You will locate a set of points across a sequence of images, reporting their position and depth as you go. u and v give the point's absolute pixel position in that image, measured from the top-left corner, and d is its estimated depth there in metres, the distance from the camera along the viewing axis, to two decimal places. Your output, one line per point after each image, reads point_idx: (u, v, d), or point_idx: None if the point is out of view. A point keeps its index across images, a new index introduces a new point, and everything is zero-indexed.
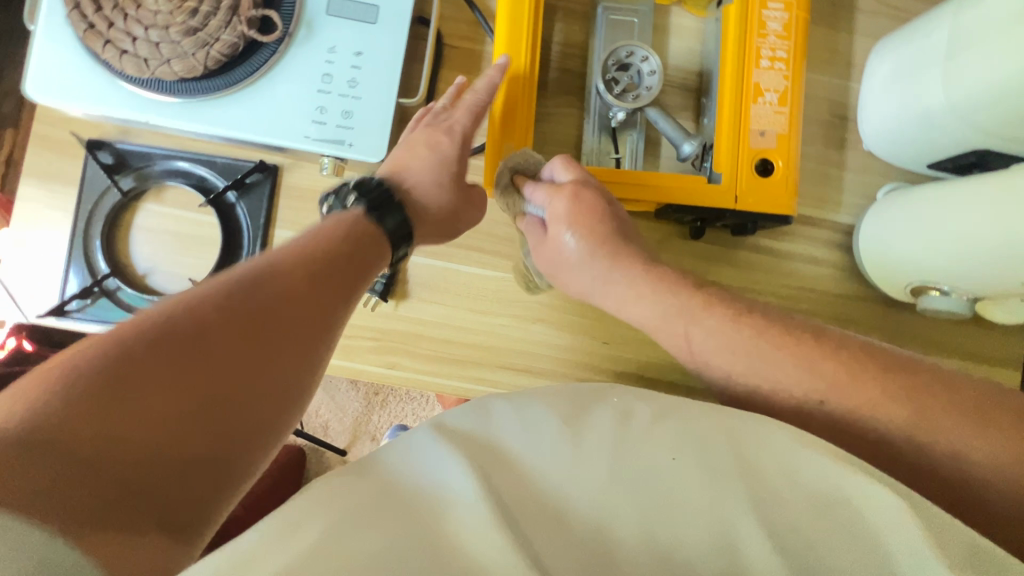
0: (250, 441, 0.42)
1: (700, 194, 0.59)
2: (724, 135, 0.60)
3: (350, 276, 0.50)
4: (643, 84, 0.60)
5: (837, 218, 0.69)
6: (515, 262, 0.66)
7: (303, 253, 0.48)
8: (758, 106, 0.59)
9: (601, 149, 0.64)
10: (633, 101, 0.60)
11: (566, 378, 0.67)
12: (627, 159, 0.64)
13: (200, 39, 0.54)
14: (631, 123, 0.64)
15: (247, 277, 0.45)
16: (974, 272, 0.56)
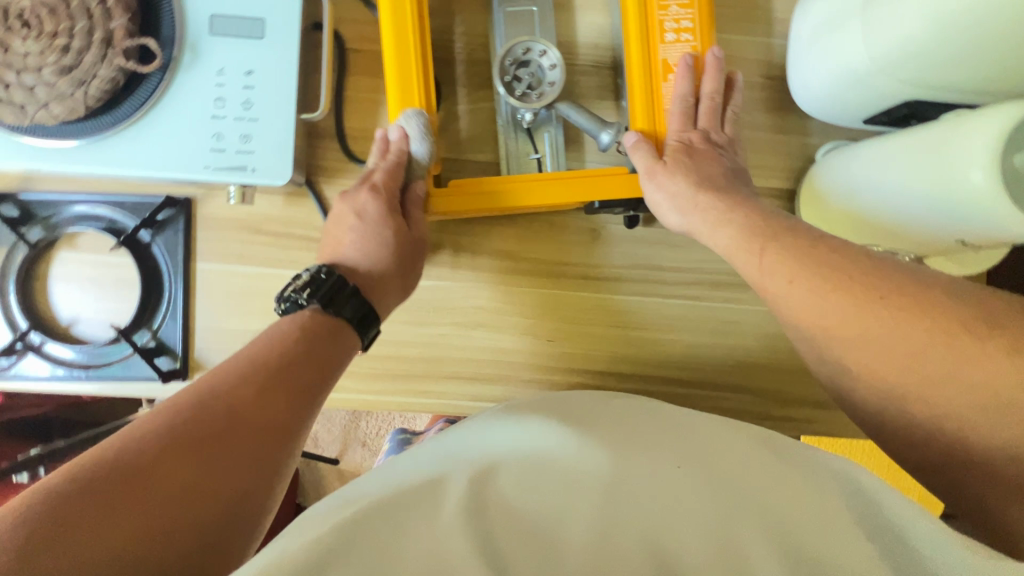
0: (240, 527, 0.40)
1: (621, 187, 0.57)
2: (639, 119, 0.58)
3: (330, 348, 0.50)
4: (546, 80, 0.58)
5: (778, 185, 0.66)
6: (448, 269, 0.64)
7: (270, 346, 0.47)
8: (667, 85, 0.57)
9: (519, 150, 0.61)
10: (539, 100, 0.58)
11: (515, 380, 0.65)
12: (548, 157, 0.62)
13: (76, 77, 0.51)
14: (547, 118, 0.61)
15: (204, 400, 0.42)
16: (914, 233, 0.54)
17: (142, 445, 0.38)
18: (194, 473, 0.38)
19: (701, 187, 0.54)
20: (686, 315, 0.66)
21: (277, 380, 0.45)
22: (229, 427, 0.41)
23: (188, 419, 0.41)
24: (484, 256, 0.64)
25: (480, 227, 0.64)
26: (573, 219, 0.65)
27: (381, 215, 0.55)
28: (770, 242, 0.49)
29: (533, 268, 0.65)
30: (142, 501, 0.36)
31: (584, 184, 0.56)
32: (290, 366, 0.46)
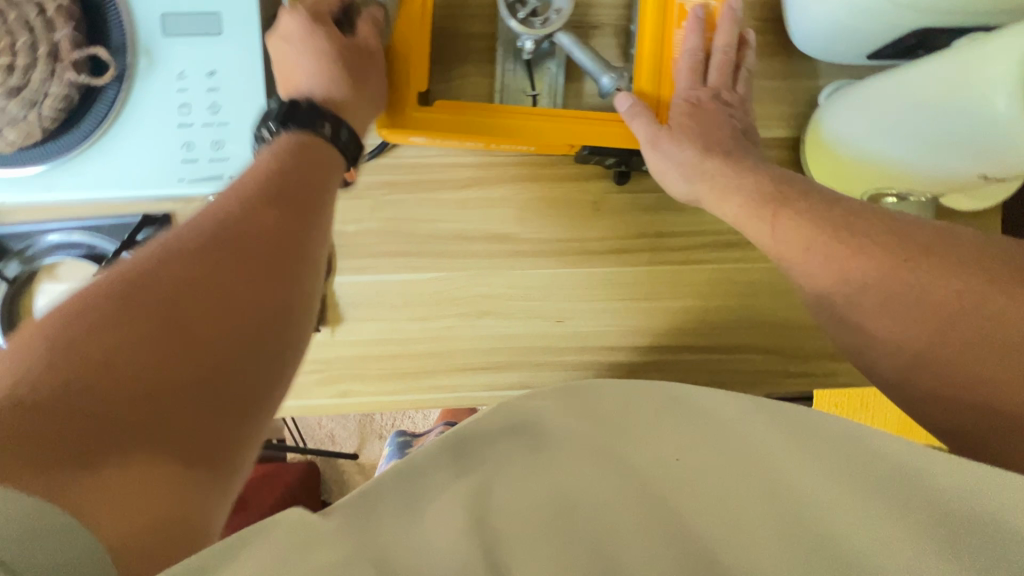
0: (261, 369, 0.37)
1: (610, 136, 0.54)
2: (646, 69, 0.53)
3: (309, 191, 0.43)
4: (552, 6, 0.53)
5: (781, 134, 0.63)
6: (446, 259, 0.62)
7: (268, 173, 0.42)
8: (682, 33, 0.52)
9: (514, 84, 0.58)
10: (543, 27, 0.52)
11: (527, 365, 0.64)
12: (544, 97, 0.59)
13: (27, 98, 0.47)
14: (547, 54, 0.58)
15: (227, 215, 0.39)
16: (932, 171, 0.51)
17: (175, 273, 0.36)
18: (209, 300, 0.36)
19: (708, 153, 0.51)
20: (696, 280, 0.64)
21: (251, 258, 0.38)
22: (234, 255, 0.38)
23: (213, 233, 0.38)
24: (483, 241, 0.62)
25: (474, 212, 0.62)
26: (571, 192, 0.62)
27: (309, 22, 0.49)
28: (782, 207, 0.46)
29: (534, 249, 0.62)
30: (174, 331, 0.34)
31: (569, 135, 0.53)
32: (260, 193, 0.41)
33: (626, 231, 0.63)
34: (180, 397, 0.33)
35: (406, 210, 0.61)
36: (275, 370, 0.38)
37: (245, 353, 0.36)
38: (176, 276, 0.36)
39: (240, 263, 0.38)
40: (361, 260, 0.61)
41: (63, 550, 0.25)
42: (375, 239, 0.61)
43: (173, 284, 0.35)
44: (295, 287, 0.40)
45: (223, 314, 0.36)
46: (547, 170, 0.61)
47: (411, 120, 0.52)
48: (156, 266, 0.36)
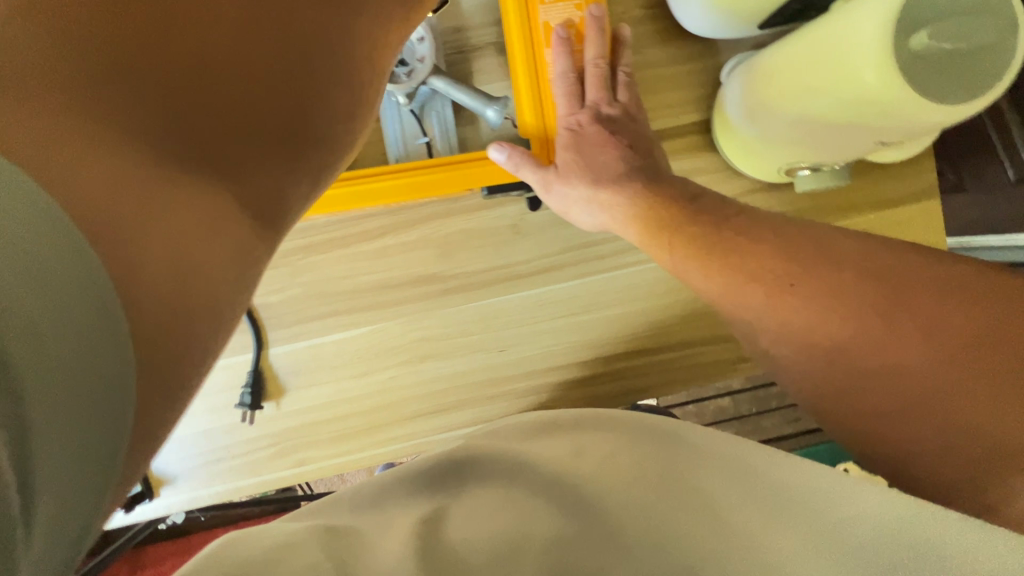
0: (322, 80, 0.38)
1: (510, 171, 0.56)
2: (527, 96, 0.56)
3: None
4: (415, 56, 0.53)
5: (691, 119, 0.61)
6: (376, 311, 0.61)
7: None
8: (551, 54, 0.54)
9: (407, 134, 0.57)
10: (410, 78, 0.53)
11: (480, 400, 0.63)
12: (438, 140, 0.58)
13: None
14: (430, 97, 0.57)
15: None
16: (834, 144, 0.49)
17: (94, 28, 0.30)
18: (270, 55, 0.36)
19: (600, 184, 0.54)
20: (633, 283, 0.62)
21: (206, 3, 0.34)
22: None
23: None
24: (410, 287, 0.61)
25: (394, 259, 0.60)
26: (488, 221, 0.60)
27: None
28: (675, 231, 0.50)
29: (462, 284, 0.61)
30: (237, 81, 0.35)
31: (469, 177, 0.55)
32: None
33: (551, 248, 0.61)
34: (180, 165, 0.30)
35: (325, 271, 0.60)
36: (327, 51, 0.39)
37: (260, 132, 0.35)
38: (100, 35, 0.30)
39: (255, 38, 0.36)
40: (290, 329, 0.60)
41: (104, 424, 0.21)
42: (301, 305, 0.60)
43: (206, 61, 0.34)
44: (322, 103, 0.38)
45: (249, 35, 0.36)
46: (459, 203, 0.60)
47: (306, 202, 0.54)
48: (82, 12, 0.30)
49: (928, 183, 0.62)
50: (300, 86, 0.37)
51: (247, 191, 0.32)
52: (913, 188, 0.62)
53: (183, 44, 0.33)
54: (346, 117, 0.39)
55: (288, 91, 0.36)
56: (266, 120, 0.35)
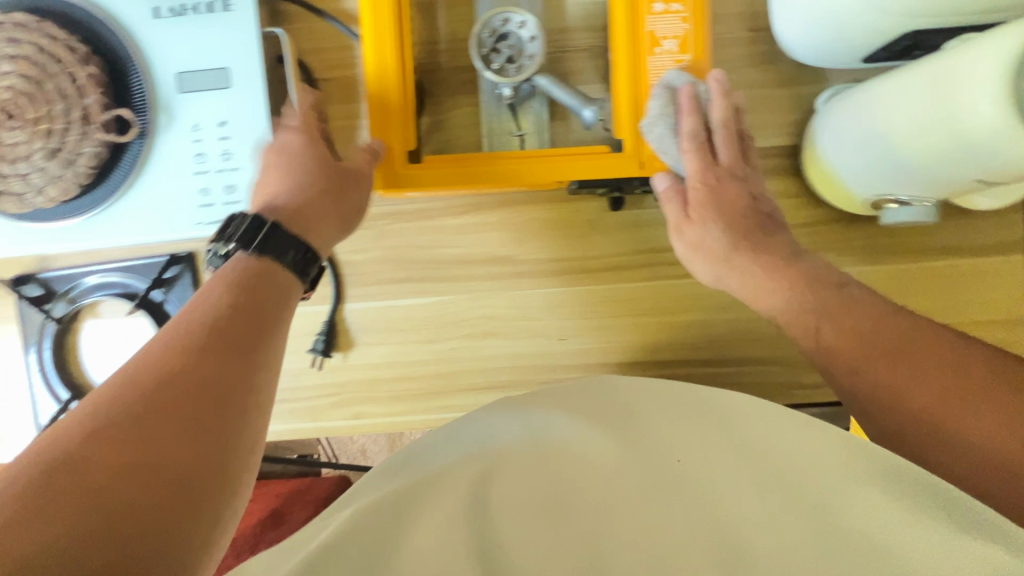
0: (217, 474, 0.35)
1: (603, 166, 0.55)
2: (623, 98, 0.55)
3: (246, 328, 0.41)
4: (525, 53, 0.56)
5: (780, 142, 0.62)
6: (449, 283, 0.64)
7: (200, 323, 0.40)
8: (654, 58, 0.54)
9: (502, 127, 0.60)
10: (517, 74, 0.56)
11: (534, 384, 0.65)
12: (531, 135, 0.60)
13: (65, 158, 0.53)
14: (530, 95, 0.60)
15: (117, 386, 0.36)
16: (926, 179, 0.50)
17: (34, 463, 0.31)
18: (172, 435, 0.35)
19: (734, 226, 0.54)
20: (699, 293, 0.63)
21: (150, 424, 0.34)
22: (146, 412, 0.35)
23: (118, 393, 0.35)
24: (485, 264, 0.64)
25: (475, 236, 0.63)
26: (568, 213, 0.63)
27: None
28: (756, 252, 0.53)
29: (533, 269, 0.64)
30: (127, 516, 0.31)
31: (561, 167, 0.55)
32: (179, 339, 0.39)
33: (624, 246, 0.63)
34: None
35: (408, 238, 0.63)
36: (225, 439, 0.37)
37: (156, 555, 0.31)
38: (13, 515, 0.29)
39: (173, 415, 0.35)
40: (369, 288, 0.64)
41: None
42: (380, 267, 0.64)
43: (107, 501, 0.31)
44: (228, 453, 0.37)
45: (171, 452, 0.34)
46: (544, 192, 0.63)
47: (401, 178, 0.56)
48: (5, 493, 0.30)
49: (1014, 237, 0.61)
50: (211, 478, 0.35)
51: None
52: (998, 240, 0.61)
53: (104, 461, 0.32)
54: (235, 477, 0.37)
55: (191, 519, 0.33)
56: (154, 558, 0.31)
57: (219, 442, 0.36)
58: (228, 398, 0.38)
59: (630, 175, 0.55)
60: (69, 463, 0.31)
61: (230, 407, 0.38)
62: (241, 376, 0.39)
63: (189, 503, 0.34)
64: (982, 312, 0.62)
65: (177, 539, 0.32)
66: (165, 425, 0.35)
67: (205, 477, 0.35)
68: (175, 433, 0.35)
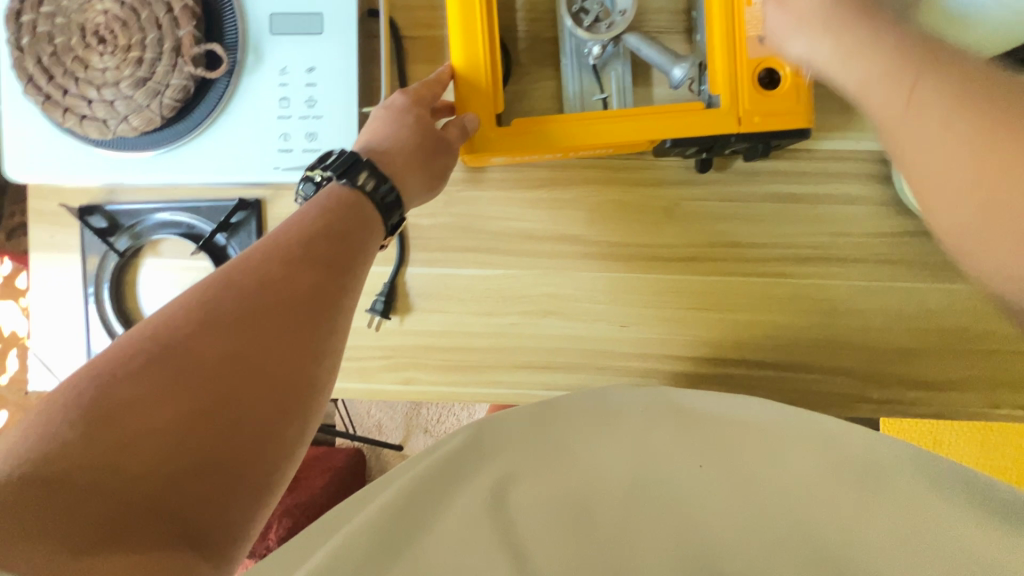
0: (293, 385, 0.39)
1: (700, 121, 0.53)
2: (719, 52, 0.53)
3: (334, 253, 0.44)
4: (616, 10, 0.56)
5: (871, 146, 0.60)
6: (514, 257, 0.63)
7: (287, 243, 0.43)
8: (752, 9, 0.51)
9: (585, 91, 0.59)
10: (608, 30, 0.56)
11: (589, 368, 0.63)
12: (615, 97, 0.59)
13: (151, 88, 0.52)
14: (614, 56, 0.59)
15: (212, 290, 0.39)
16: None
17: (145, 345, 0.36)
18: (257, 342, 0.38)
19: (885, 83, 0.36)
20: (769, 293, 0.62)
21: (240, 328, 0.38)
22: (241, 318, 0.38)
23: (213, 295, 0.39)
24: (553, 242, 0.62)
25: (545, 212, 0.62)
26: (643, 198, 0.62)
27: None
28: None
29: (601, 252, 0.62)
30: (219, 404, 0.35)
31: (656, 120, 0.52)
32: (271, 256, 0.42)
33: (697, 238, 0.62)
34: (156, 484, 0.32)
35: (478, 207, 0.62)
36: (303, 353, 0.40)
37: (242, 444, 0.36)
38: (133, 384, 0.34)
39: (260, 324, 0.39)
40: (433, 254, 0.63)
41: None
42: (446, 234, 0.63)
43: (202, 387, 0.35)
44: (305, 369, 0.39)
45: (256, 358, 0.38)
46: (621, 174, 0.61)
47: (491, 143, 0.53)
48: (125, 365, 0.35)
49: None
50: (288, 387, 0.38)
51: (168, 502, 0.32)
52: None
53: (199, 354, 0.36)
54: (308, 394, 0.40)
55: (272, 420, 0.37)
56: (241, 445, 0.35)
57: (298, 356, 0.39)
58: (309, 317, 0.41)
59: (729, 132, 0.53)
60: (175, 359, 0.35)
61: (307, 327, 0.40)
62: (322, 299, 0.42)
63: (270, 406, 0.37)
64: None
65: (258, 434, 0.36)
66: (252, 333, 0.38)
67: (283, 386, 0.38)
68: (261, 342, 0.38)
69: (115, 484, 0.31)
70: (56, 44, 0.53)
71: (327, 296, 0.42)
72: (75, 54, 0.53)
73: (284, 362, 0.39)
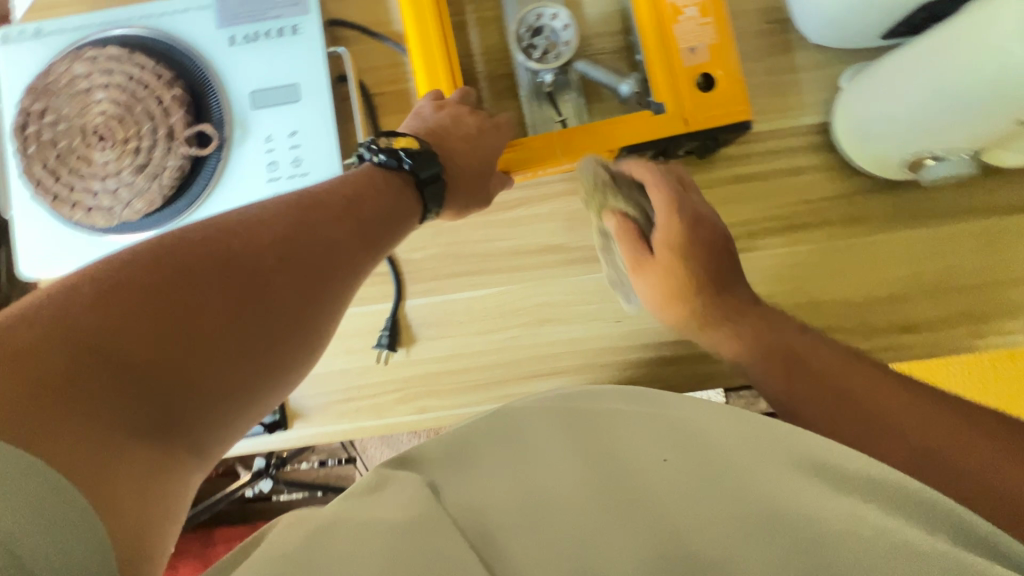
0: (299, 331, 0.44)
1: (650, 129, 0.59)
2: (656, 66, 0.59)
3: (365, 216, 0.50)
4: (561, 41, 0.63)
5: (809, 120, 0.66)
6: (505, 274, 0.66)
7: (317, 195, 0.49)
8: (680, 25, 0.58)
9: (544, 117, 0.66)
10: (556, 59, 0.63)
11: (592, 367, 0.66)
12: (571, 119, 0.65)
13: (150, 172, 0.57)
14: (565, 84, 0.65)
15: (255, 220, 0.44)
16: (963, 130, 0.52)
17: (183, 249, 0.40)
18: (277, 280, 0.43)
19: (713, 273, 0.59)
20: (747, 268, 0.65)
21: (268, 262, 0.43)
22: (269, 252, 0.43)
23: (248, 225, 0.44)
24: (537, 254, 0.66)
25: (525, 228, 0.67)
26: None
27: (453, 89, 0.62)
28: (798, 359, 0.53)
29: (584, 256, 0.66)
30: (232, 323, 0.39)
31: (607, 134, 0.59)
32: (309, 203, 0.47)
33: None
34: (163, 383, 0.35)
35: (464, 234, 0.66)
36: (318, 295, 0.45)
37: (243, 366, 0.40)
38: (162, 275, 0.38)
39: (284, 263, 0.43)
40: (428, 284, 0.67)
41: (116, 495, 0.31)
42: (438, 264, 0.67)
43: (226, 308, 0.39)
44: (315, 316, 0.44)
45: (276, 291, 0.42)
46: None
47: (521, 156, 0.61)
48: (160, 256, 0.39)
49: None
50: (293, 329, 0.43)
51: (161, 406, 0.35)
52: None
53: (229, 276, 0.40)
54: (309, 343, 0.45)
55: (272, 356, 0.42)
56: (239, 372, 0.39)
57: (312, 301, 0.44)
58: (331, 268, 0.46)
59: (677, 133, 0.58)
60: (204, 270, 0.40)
61: (324, 282, 0.45)
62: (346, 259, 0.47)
63: (273, 343, 0.42)
64: None
65: (259, 362, 0.41)
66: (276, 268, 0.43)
67: (289, 328, 0.43)
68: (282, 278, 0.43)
69: (126, 366, 0.34)
70: (60, 148, 0.58)
71: (347, 260, 0.47)
72: (78, 153, 0.58)
73: (300, 305, 0.44)
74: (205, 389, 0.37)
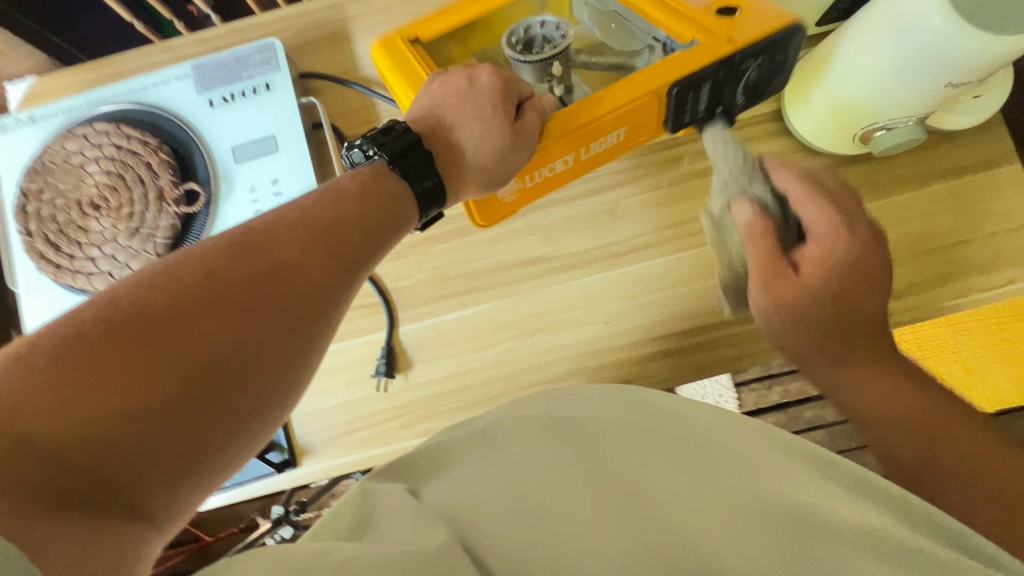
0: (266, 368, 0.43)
1: (697, 57, 0.55)
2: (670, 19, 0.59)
3: (333, 233, 0.49)
4: (557, 34, 0.59)
5: (763, 109, 0.69)
6: (491, 290, 0.68)
7: (274, 224, 0.48)
8: None
9: None
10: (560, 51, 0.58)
11: (586, 371, 0.67)
12: None
13: (145, 234, 0.61)
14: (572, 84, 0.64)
15: (212, 259, 0.44)
16: (903, 99, 0.54)
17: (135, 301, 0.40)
18: (235, 319, 0.42)
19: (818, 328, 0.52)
20: None
21: (226, 305, 0.42)
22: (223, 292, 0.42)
23: (204, 265, 0.43)
24: (520, 267, 0.69)
25: (505, 244, 0.69)
26: (586, 207, 0.69)
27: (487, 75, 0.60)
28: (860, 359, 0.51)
29: (565, 264, 0.68)
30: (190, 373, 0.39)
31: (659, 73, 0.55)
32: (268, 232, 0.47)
33: (645, 229, 0.68)
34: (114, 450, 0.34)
35: (448, 256, 0.69)
36: (281, 332, 0.44)
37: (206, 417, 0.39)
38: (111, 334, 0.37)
39: (243, 301, 0.43)
40: (418, 309, 0.69)
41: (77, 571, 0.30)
42: (425, 288, 0.69)
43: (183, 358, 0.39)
44: (281, 353, 0.44)
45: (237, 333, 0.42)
46: (561, 193, 0.69)
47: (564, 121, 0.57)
48: (110, 311, 0.39)
49: (1002, 149, 0.65)
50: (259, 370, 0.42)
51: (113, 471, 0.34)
52: (986, 155, 0.66)
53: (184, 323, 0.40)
54: (280, 378, 0.44)
55: (239, 399, 0.41)
56: (201, 424, 0.38)
57: (275, 337, 0.43)
58: (294, 299, 0.45)
59: (730, 54, 0.55)
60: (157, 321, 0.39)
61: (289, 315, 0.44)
62: (310, 286, 0.46)
63: (239, 387, 0.41)
64: (994, 225, 0.65)
65: (224, 410, 0.40)
66: (234, 308, 0.42)
67: (256, 365, 0.42)
68: (241, 319, 0.42)
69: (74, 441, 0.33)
70: (59, 221, 0.61)
71: (313, 288, 0.46)
72: (76, 225, 0.61)
73: (262, 345, 0.43)
74: (163, 447, 0.36)
